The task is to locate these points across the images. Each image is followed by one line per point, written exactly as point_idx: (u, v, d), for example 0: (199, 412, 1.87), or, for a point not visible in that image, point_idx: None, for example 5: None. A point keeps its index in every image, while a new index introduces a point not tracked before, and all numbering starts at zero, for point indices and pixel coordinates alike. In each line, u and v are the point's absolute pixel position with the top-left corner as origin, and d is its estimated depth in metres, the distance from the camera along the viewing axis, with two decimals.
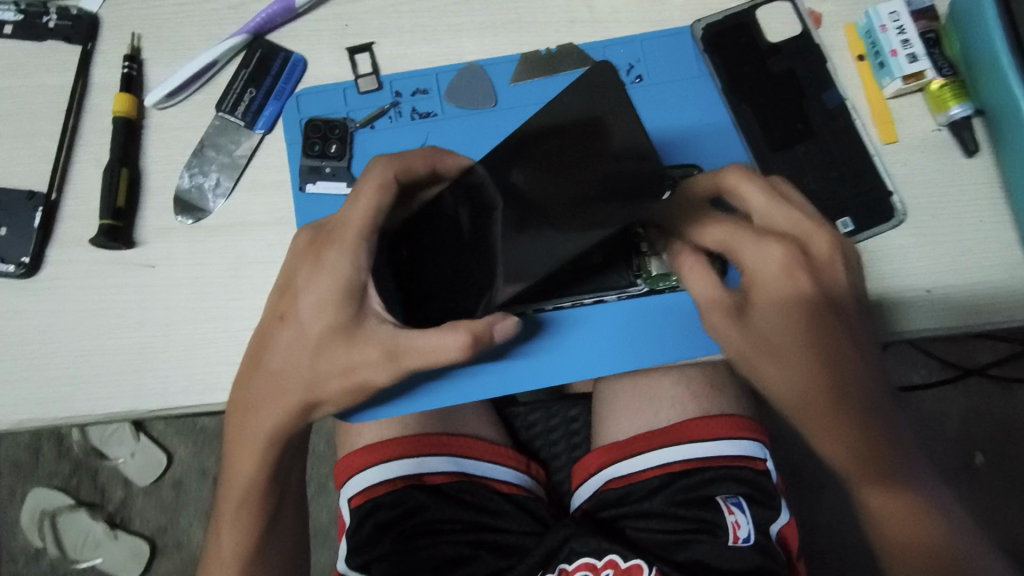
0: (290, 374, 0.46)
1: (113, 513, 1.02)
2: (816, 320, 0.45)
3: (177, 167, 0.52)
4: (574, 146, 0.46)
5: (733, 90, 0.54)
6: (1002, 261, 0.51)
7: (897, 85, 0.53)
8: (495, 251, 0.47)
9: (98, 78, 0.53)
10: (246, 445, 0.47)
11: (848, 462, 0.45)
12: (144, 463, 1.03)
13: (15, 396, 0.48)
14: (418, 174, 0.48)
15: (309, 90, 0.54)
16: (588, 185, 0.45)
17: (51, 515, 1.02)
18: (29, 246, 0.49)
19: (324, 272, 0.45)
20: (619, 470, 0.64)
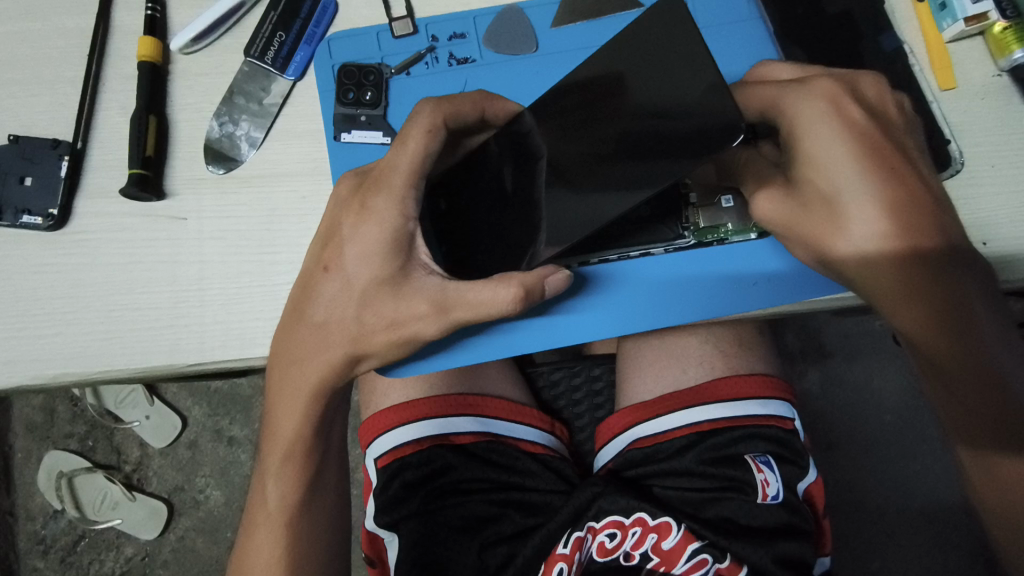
0: (338, 324, 0.45)
1: (130, 473, 1.02)
2: (866, 166, 0.42)
3: (206, 115, 0.50)
4: (592, 105, 0.45)
5: (785, 34, 0.52)
6: None
7: (960, 27, 0.50)
8: (540, 202, 0.46)
9: (120, 22, 0.51)
10: (291, 401, 0.47)
11: (930, 353, 0.42)
12: (159, 426, 1.03)
13: (47, 352, 0.47)
14: (466, 119, 0.47)
15: (341, 35, 0.51)
16: (607, 143, 0.43)
17: (69, 477, 1.01)
18: (56, 197, 0.48)
19: (371, 220, 0.45)
20: (643, 431, 0.63)
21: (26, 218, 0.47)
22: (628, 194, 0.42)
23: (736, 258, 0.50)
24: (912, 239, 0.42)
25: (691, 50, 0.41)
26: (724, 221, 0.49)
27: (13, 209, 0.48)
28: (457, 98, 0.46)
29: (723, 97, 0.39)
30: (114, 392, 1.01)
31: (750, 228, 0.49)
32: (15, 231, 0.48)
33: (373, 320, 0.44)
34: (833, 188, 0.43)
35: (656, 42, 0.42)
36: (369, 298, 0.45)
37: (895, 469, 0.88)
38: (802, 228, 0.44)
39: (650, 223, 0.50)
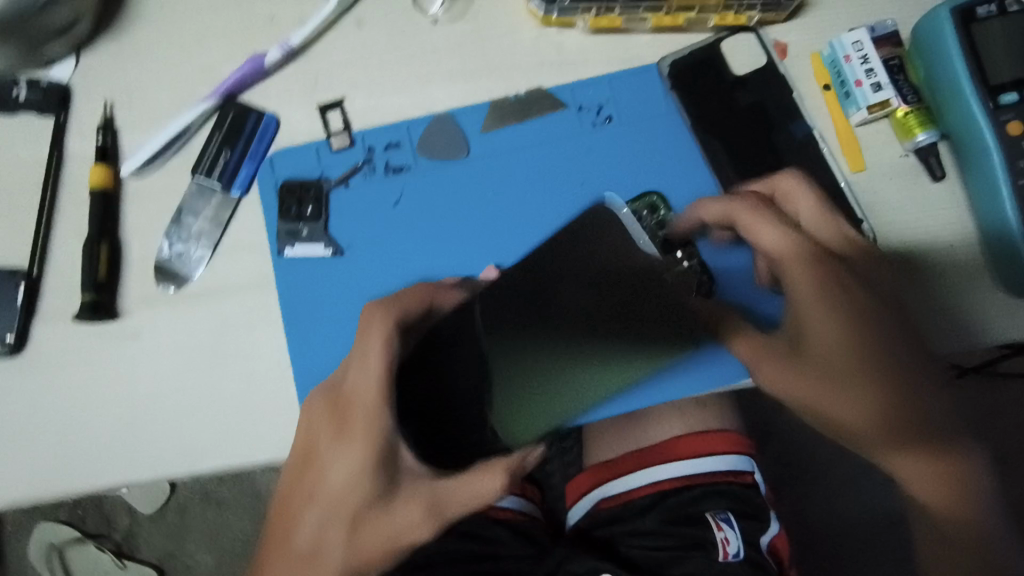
0: (339, 493, 0.51)
1: (120, 541, 1.03)
2: (851, 335, 0.50)
3: (157, 234, 0.53)
4: (523, 297, 0.47)
5: (702, 126, 0.55)
6: (973, 282, 0.52)
7: (862, 114, 0.54)
8: (488, 384, 0.46)
9: (73, 149, 0.53)
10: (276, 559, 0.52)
11: (887, 440, 0.51)
12: (147, 492, 1.03)
13: (8, 474, 0.49)
14: (415, 314, 0.49)
15: (282, 151, 0.54)
16: (541, 355, 0.47)
17: (59, 549, 1.02)
18: (13, 324, 0.50)
19: (349, 443, 0.50)
20: (610, 490, 0.65)
21: None
22: (592, 366, 0.48)
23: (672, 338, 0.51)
24: (887, 381, 0.50)
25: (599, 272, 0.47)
26: None
27: None
28: (404, 295, 0.49)
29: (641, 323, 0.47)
30: None
31: None
32: None
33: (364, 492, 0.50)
34: (819, 348, 0.50)
35: (568, 264, 0.48)
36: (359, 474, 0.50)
37: (868, 504, 0.89)
38: (806, 396, 0.51)
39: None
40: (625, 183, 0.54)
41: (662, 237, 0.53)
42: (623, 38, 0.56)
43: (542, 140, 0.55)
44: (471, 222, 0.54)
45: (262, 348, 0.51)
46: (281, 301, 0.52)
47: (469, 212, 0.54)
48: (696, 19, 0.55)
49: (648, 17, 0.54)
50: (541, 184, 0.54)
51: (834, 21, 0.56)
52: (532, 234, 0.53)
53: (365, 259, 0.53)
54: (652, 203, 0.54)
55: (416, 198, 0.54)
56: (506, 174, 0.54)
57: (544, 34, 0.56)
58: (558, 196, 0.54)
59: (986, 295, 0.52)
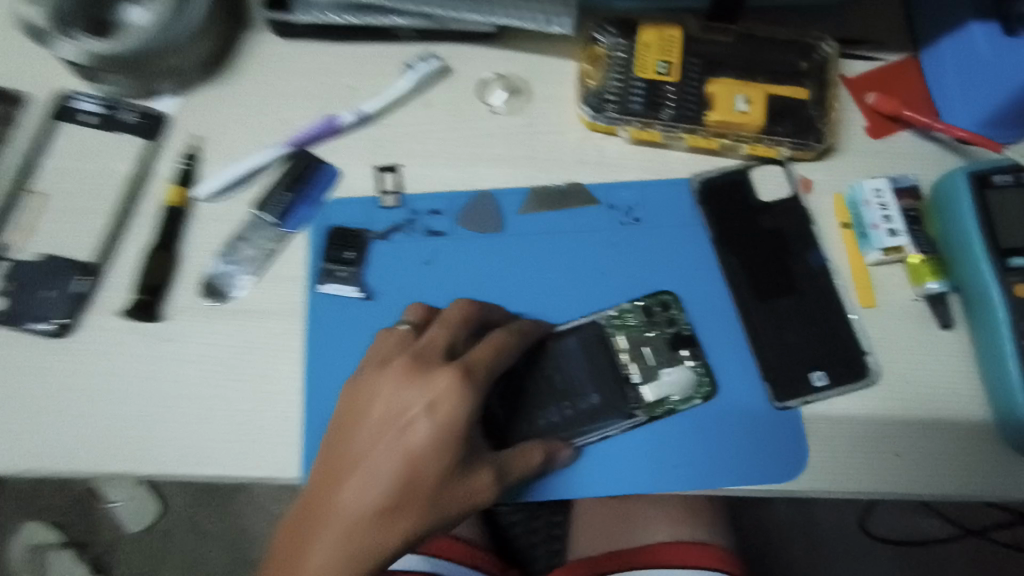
0: (353, 516, 0.46)
1: (99, 553, 1.25)
2: None
3: (210, 254, 0.58)
4: (534, 368, 0.55)
5: (724, 240, 0.58)
6: (969, 432, 0.54)
7: (878, 256, 0.57)
8: (515, 416, 0.54)
9: (159, 170, 0.60)
10: (383, 388, 0.50)
11: None
12: (135, 512, 1.26)
13: (28, 447, 0.53)
14: None
15: (337, 201, 0.60)
16: (550, 396, 0.54)
17: (40, 547, 1.24)
18: (69, 310, 0.55)
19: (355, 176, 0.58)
20: (634, 479, 0.53)
21: (37, 324, 0.55)
22: (598, 402, 0.54)
23: (667, 431, 0.54)
24: None
25: (595, 362, 0.55)
26: (670, 394, 0.54)
27: (28, 316, 0.55)
28: None
29: (618, 406, 0.54)
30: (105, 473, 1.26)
31: (693, 396, 0.54)
32: (25, 335, 0.55)
33: (455, 452, 0.48)
34: None
35: (567, 360, 0.55)
36: (440, 423, 0.48)
37: None
38: None
39: (582, 384, 0.54)
40: (642, 280, 0.58)
41: (669, 333, 0.56)
42: (660, 151, 0.61)
43: (568, 229, 0.59)
44: (494, 292, 0.57)
45: (277, 372, 0.55)
46: (305, 330, 0.56)
47: (494, 282, 0.58)
48: (729, 146, 0.60)
49: (685, 137, 0.60)
50: (562, 268, 0.58)
51: (860, 168, 0.60)
52: (551, 312, 0.57)
53: (394, 306, 0.57)
54: (665, 301, 0.57)
55: (447, 261, 0.58)
56: (535, 254, 0.58)
57: (589, 137, 0.62)
58: (576, 282, 0.58)
59: (980, 445, 0.54)
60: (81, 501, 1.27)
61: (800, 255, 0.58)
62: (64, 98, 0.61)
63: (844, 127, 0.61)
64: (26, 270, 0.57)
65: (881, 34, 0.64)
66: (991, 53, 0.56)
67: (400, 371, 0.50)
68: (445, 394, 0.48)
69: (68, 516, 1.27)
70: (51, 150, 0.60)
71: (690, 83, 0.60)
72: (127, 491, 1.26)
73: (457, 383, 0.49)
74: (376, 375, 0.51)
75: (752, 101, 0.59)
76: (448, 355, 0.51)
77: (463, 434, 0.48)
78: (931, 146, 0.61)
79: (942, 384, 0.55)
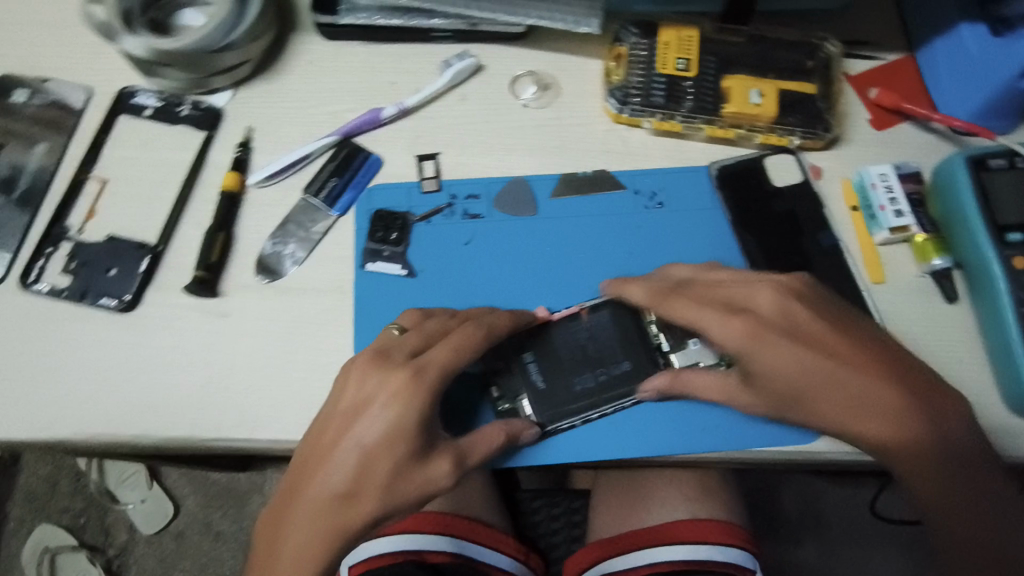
0: (318, 499, 0.53)
1: (112, 557, 1.18)
2: None
3: (262, 236, 0.62)
4: (567, 339, 0.58)
5: (743, 221, 0.63)
6: (978, 397, 0.57)
7: (885, 235, 0.61)
8: (550, 383, 0.57)
9: (214, 158, 0.64)
10: (348, 383, 0.53)
11: None
12: (152, 512, 1.19)
13: (95, 413, 0.56)
14: None
15: (381, 187, 0.64)
16: (584, 363, 0.58)
17: (52, 553, 1.17)
18: (133, 286, 0.59)
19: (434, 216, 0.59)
20: (667, 442, 0.55)
21: (103, 300, 0.59)
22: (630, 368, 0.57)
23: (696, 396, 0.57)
24: None
25: (625, 332, 0.59)
26: (699, 360, 0.58)
27: (94, 293, 0.59)
28: None
29: (648, 372, 0.57)
30: (118, 473, 1.19)
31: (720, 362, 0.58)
32: (91, 310, 0.59)
33: (406, 444, 0.51)
34: None
35: (599, 330, 0.59)
36: (393, 422, 0.52)
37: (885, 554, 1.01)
38: None
39: (615, 352, 0.58)
40: (666, 258, 0.62)
41: None
42: (680, 141, 0.66)
43: (597, 212, 0.63)
44: (531, 269, 0.61)
45: (328, 344, 0.59)
46: (354, 305, 0.60)
47: (531, 260, 0.62)
48: (745, 136, 0.65)
49: (703, 128, 0.65)
50: (592, 247, 0.62)
51: (864, 156, 0.65)
52: (582, 289, 0.61)
53: (436, 283, 0.61)
54: None
55: (483, 242, 0.62)
56: (566, 234, 0.63)
57: (614, 128, 0.67)
58: (605, 260, 0.62)
59: (990, 408, 0.57)
60: (93, 505, 1.21)
61: (815, 236, 0.62)
62: (124, 93, 0.66)
63: (849, 120, 0.66)
64: (92, 251, 0.60)
65: (879, 35, 0.70)
66: (979, 50, 0.62)
67: (359, 375, 0.53)
68: (397, 395, 0.52)
69: (81, 521, 1.20)
70: (111, 140, 0.65)
71: (707, 78, 0.65)
72: (140, 494, 1.21)
73: (411, 380, 0.52)
74: (342, 378, 0.54)
75: (765, 94, 0.64)
76: (411, 349, 0.54)
77: (416, 429, 0.52)
78: (929, 136, 0.66)
79: (950, 353, 0.59)
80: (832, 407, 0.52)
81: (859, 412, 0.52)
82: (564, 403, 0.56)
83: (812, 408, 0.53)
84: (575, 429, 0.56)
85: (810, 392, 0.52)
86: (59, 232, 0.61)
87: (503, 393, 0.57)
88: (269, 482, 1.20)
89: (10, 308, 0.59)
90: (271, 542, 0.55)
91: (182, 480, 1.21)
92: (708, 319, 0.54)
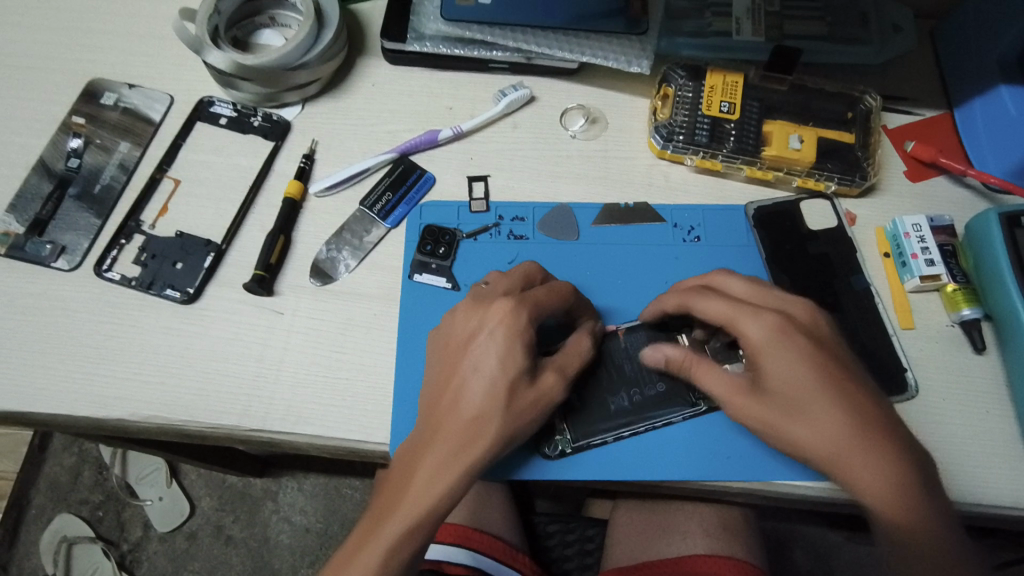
0: (450, 424, 0.53)
1: (125, 552, 1.17)
2: None
3: (319, 242, 0.65)
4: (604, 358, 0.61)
5: (776, 260, 0.65)
6: (1004, 449, 0.58)
7: (916, 282, 0.63)
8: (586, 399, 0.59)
9: (279, 167, 0.69)
10: (460, 321, 0.57)
11: None
12: (167, 509, 1.20)
13: (152, 396, 0.59)
14: None
15: (432, 204, 0.68)
16: (618, 381, 0.60)
17: (69, 542, 1.16)
18: (198, 280, 0.63)
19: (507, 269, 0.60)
20: (695, 464, 0.57)
21: (168, 291, 0.63)
22: (663, 390, 0.59)
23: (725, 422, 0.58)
24: None
25: (659, 355, 0.61)
26: None
27: (161, 283, 0.63)
28: None
29: (681, 396, 0.59)
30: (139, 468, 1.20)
31: None
32: (156, 299, 0.63)
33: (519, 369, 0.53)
34: None
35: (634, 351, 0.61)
36: (505, 343, 0.54)
37: None
38: None
39: (649, 372, 0.60)
40: None
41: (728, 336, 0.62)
42: (719, 180, 0.69)
43: (637, 241, 0.66)
44: None
45: (372, 347, 0.62)
46: (400, 312, 0.63)
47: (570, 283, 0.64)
48: (783, 178, 0.68)
49: (743, 168, 0.68)
50: (629, 273, 0.65)
51: (899, 206, 0.67)
52: (618, 312, 0.63)
53: None
54: None
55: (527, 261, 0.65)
56: (606, 260, 0.65)
57: (657, 163, 0.70)
58: (641, 287, 0.64)
59: (1016, 461, 0.58)
60: (112, 498, 1.20)
61: (849, 279, 0.64)
62: (203, 102, 0.71)
63: (885, 170, 0.69)
64: (162, 245, 0.65)
65: (919, 92, 0.72)
66: (1017, 111, 0.65)
67: (463, 314, 0.57)
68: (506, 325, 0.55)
69: (99, 513, 1.20)
70: (187, 145, 0.70)
71: (749, 121, 0.68)
72: (158, 491, 1.21)
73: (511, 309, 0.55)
74: (449, 323, 0.57)
75: (805, 140, 0.67)
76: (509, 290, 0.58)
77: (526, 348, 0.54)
78: (963, 192, 0.68)
79: (977, 401, 0.60)
80: (831, 419, 0.51)
81: (852, 437, 0.51)
82: (598, 418, 0.58)
83: (799, 421, 0.52)
84: (606, 445, 0.58)
85: (808, 411, 0.52)
86: (132, 225, 0.66)
87: None
88: (286, 490, 1.22)
89: (82, 292, 0.63)
90: (398, 486, 0.52)
91: (200, 482, 1.22)
92: (739, 318, 0.55)
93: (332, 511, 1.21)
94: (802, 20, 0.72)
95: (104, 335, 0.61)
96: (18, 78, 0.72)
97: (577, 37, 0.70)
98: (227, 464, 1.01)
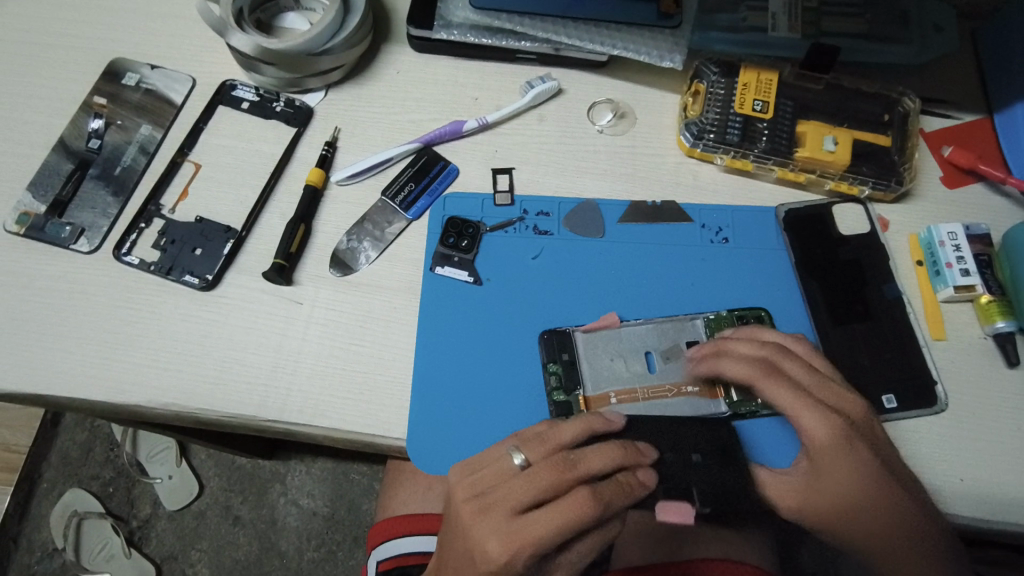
0: None
1: (134, 529, 1.18)
2: None
3: (339, 231, 0.65)
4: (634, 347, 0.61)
5: (806, 265, 0.64)
6: None
7: (950, 292, 0.61)
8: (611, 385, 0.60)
9: (300, 154, 0.68)
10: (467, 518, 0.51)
11: None
12: (176, 488, 1.20)
13: (168, 383, 0.59)
14: None
15: (456, 195, 0.66)
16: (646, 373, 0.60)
17: (79, 518, 1.17)
18: (217, 267, 0.62)
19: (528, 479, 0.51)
20: None
21: (188, 277, 0.62)
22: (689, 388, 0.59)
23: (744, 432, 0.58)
24: None
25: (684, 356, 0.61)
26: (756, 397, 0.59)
27: (180, 269, 0.63)
28: None
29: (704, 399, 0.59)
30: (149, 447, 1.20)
31: None
32: (175, 285, 0.62)
33: None
34: None
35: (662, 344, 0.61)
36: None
37: None
38: None
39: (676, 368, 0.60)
40: (729, 295, 0.63)
41: None
42: (749, 180, 0.68)
43: (664, 241, 0.65)
44: (593, 291, 0.63)
45: (391, 341, 0.61)
46: (421, 305, 0.62)
47: (594, 282, 0.63)
48: (815, 180, 0.66)
49: (775, 170, 0.66)
50: (654, 274, 0.64)
51: (935, 213, 0.66)
52: (642, 313, 0.62)
53: (500, 292, 0.63)
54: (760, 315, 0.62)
55: (552, 257, 0.64)
56: (632, 260, 0.64)
57: (686, 161, 0.68)
58: (667, 289, 0.63)
59: None
60: (123, 475, 1.21)
61: (880, 287, 0.63)
62: (225, 85, 0.70)
63: (922, 175, 0.67)
64: (182, 230, 0.64)
65: (959, 96, 0.70)
66: None
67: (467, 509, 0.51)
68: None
69: (109, 490, 1.21)
70: (208, 128, 0.69)
71: (782, 121, 0.67)
72: (168, 470, 1.22)
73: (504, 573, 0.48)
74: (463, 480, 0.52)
75: (840, 142, 0.65)
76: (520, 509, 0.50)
77: None
78: (1002, 200, 0.66)
79: (1009, 417, 0.59)
80: (880, 522, 0.52)
81: (897, 533, 0.53)
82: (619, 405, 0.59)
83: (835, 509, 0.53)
84: None
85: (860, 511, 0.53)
86: (152, 209, 0.65)
87: (560, 383, 0.59)
88: (295, 473, 1.22)
89: (100, 275, 0.62)
90: None
91: (209, 462, 1.23)
92: (802, 414, 0.54)
93: (340, 496, 1.21)
94: (842, 17, 0.70)
95: (121, 319, 0.61)
96: (40, 55, 0.72)
97: (609, 29, 0.68)
98: (238, 447, 1.01)
